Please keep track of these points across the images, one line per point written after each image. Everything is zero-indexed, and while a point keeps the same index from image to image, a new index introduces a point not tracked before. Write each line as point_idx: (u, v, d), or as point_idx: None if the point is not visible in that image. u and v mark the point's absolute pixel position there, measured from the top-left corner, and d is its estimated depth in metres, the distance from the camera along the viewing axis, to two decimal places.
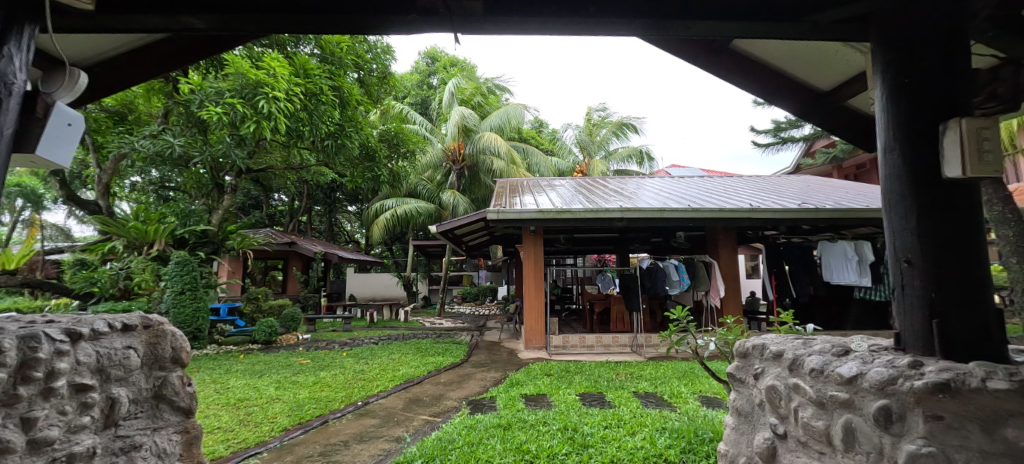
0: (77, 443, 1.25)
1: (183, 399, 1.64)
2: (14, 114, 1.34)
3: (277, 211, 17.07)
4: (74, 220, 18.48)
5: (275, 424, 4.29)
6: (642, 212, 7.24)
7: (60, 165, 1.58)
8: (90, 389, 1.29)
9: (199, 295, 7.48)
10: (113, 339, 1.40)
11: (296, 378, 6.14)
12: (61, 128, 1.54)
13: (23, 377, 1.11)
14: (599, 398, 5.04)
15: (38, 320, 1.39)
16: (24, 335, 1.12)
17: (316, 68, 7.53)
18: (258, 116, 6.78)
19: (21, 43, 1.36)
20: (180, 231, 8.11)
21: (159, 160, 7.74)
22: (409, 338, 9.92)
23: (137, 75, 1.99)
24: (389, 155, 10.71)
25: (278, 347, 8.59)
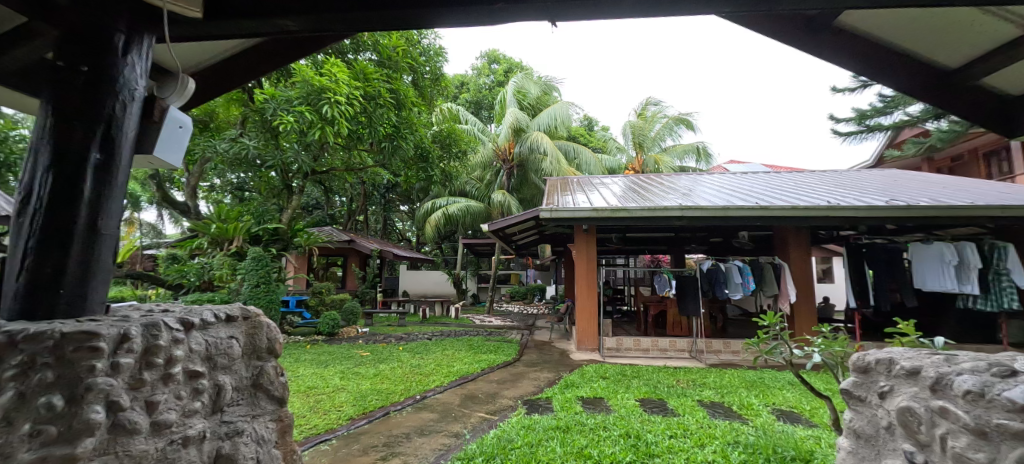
0: (190, 426, 1.31)
1: (277, 388, 1.69)
2: (136, 118, 1.44)
3: (337, 210, 18.08)
4: (167, 218, 20.77)
5: (341, 413, 4.49)
6: (704, 210, 6.81)
7: (171, 164, 1.70)
8: (200, 376, 1.36)
9: (271, 288, 8.03)
10: (219, 329, 1.48)
11: (358, 370, 6.42)
12: (174, 130, 1.66)
13: (147, 362, 1.20)
14: (660, 405, 4.80)
15: (157, 310, 1.50)
16: (147, 323, 1.22)
17: (374, 73, 7.85)
18: (323, 121, 7.15)
19: (141, 51, 1.46)
20: (255, 229, 8.76)
21: (237, 163, 8.40)
22: (461, 335, 10.10)
23: (231, 82, 2.12)
24: (442, 155, 10.95)
25: (340, 339, 9.06)
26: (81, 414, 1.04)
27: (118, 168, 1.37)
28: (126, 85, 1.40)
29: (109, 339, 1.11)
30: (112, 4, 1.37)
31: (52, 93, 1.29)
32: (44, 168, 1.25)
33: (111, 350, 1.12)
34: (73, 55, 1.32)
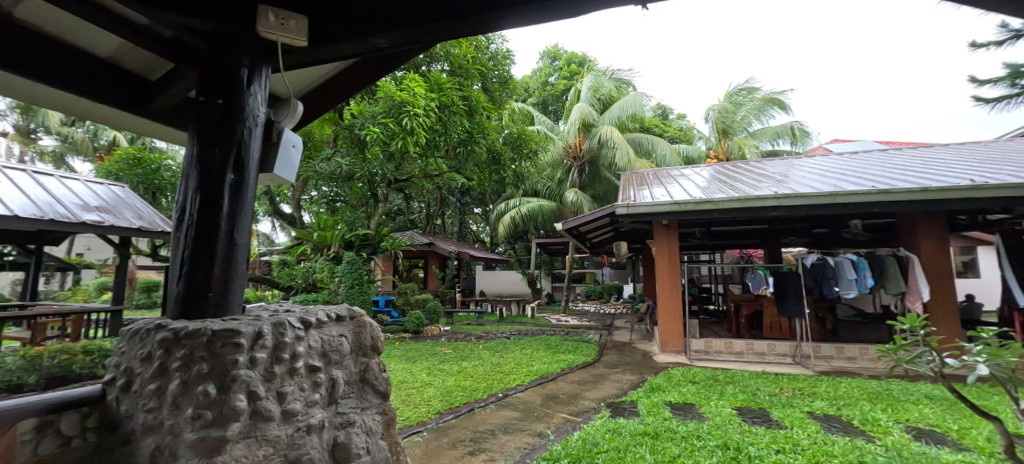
0: (312, 416, 1.44)
1: (381, 383, 1.79)
2: (259, 141, 1.62)
3: (417, 214, 19.22)
4: (278, 227, 23.72)
5: (430, 407, 4.73)
6: (807, 198, 6.06)
7: (286, 179, 1.90)
8: (319, 370, 1.50)
9: (364, 289, 8.75)
10: (331, 328, 1.63)
11: (443, 366, 6.73)
12: (288, 149, 1.86)
13: (277, 357, 1.35)
14: (762, 416, 4.36)
15: (282, 310, 1.69)
16: (275, 322, 1.38)
17: (447, 82, 8.19)
18: (403, 132, 7.63)
19: (260, 80, 1.65)
20: (348, 236, 9.61)
21: (331, 176, 9.27)
22: (538, 334, 10.13)
23: (331, 101, 2.33)
24: (513, 156, 11.09)
25: (424, 337, 9.58)
26: (228, 401, 1.19)
27: (247, 186, 1.56)
28: (250, 113, 1.58)
29: (247, 336, 1.28)
30: (237, 42, 1.56)
31: (197, 125, 1.51)
32: (193, 189, 1.46)
33: (249, 346, 1.28)
34: (211, 89, 1.53)
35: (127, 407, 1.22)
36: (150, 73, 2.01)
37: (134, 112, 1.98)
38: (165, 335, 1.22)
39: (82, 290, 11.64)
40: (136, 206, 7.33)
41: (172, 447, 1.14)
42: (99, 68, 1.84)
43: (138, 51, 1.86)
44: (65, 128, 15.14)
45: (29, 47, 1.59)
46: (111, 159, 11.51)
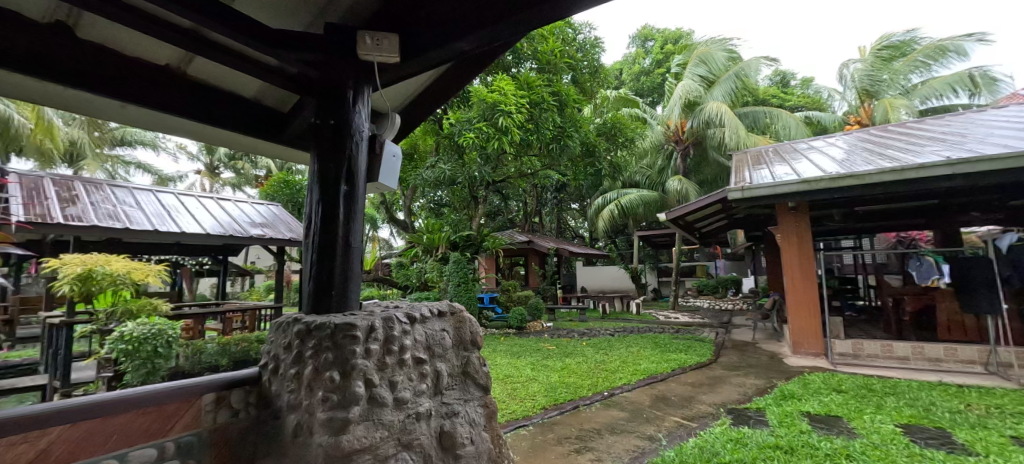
0: (420, 404, 1.53)
1: (482, 377, 1.84)
2: (364, 153, 1.79)
3: (515, 213, 19.74)
4: (395, 233, 26.44)
5: (535, 402, 4.80)
6: (998, 161, 4.69)
7: (390, 187, 2.06)
8: (424, 362, 1.60)
9: (469, 287, 9.26)
10: (434, 322, 1.73)
11: (546, 362, 6.80)
12: (390, 159, 2.00)
13: (387, 349, 1.48)
14: (939, 437, 3.51)
15: (392, 305, 1.85)
16: (385, 317, 1.51)
17: (536, 80, 8.27)
18: (498, 134, 7.89)
19: (364, 99, 1.83)
20: (453, 237, 10.27)
21: (436, 183, 10.00)
22: (645, 332, 9.61)
23: (426, 109, 2.48)
24: (608, 147, 10.70)
25: (528, 333, 9.78)
26: (350, 387, 1.34)
27: (357, 194, 1.73)
28: (355, 129, 1.76)
29: (362, 329, 1.43)
30: (343, 67, 1.75)
31: (316, 145, 1.73)
32: (317, 200, 1.67)
33: (365, 337, 1.43)
34: (326, 112, 1.75)
35: (275, 388, 1.44)
36: (283, 106, 2.38)
37: (273, 140, 2.39)
38: (300, 327, 1.42)
39: (256, 291, 14.42)
40: (287, 221, 8.81)
41: (308, 424, 1.32)
42: (249, 107, 2.26)
43: (274, 89, 2.21)
44: (238, 161, 18.91)
45: (200, 96, 2.04)
46: (269, 183, 14.02)
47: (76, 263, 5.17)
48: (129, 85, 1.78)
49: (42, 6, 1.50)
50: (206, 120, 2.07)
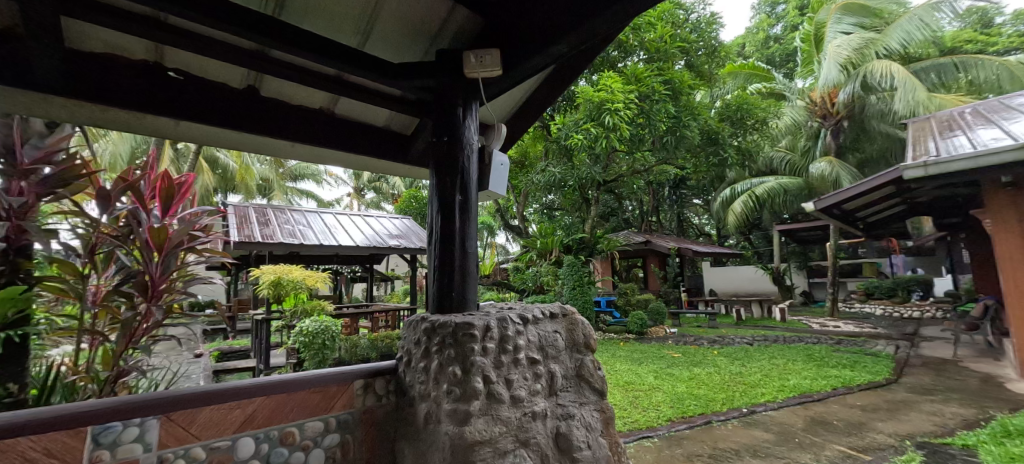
0: (535, 404, 1.56)
1: (597, 381, 1.79)
2: (475, 163, 1.92)
3: (630, 213, 18.91)
4: (511, 239, 27.59)
5: (660, 412, 4.49)
6: None
7: (500, 193, 2.15)
8: (538, 362, 1.63)
9: (585, 290, 9.15)
10: (546, 324, 1.76)
11: (671, 371, 6.32)
12: (498, 167, 2.07)
13: (503, 348, 1.55)
14: None
15: (507, 306, 1.93)
16: (500, 317, 1.59)
17: (646, 71, 7.87)
18: (606, 132, 7.70)
19: (472, 113, 1.97)
20: (566, 240, 10.26)
21: (546, 187, 10.18)
22: (794, 342, 8.26)
23: (530, 116, 2.55)
24: (734, 132, 9.58)
25: (649, 339, 9.24)
26: (470, 382, 1.44)
27: (470, 201, 1.86)
28: (466, 141, 1.90)
29: (479, 328, 1.52)
30: (453, 86, 1.91)
31: (434, 160, 1.91)
32: (436, 210, 1.84)
33: (482, 336, 1.52)
34: (440, 129, 1.91)
35: (408, 379, 1.62)
36: (406, 129, 2.63)
37: (400, 160, 2.64)
38: (427, 325, 1.58)
39: (396, 294, 16.46)
40: (418, 233, 9.87)
41: (436, 413, 1.45)
42: (379, 133, 2.55)
43: (400, 116, 2.50)
44: (378, 183, 21.92)
45: (341, 128, 2.38)
46: (403, 200, 15.93)
47: (272, 271, 6.56)
48: (294, 126, 2.19)
49: (239, 75, 1.99)
50: (346, 148, 2.39)
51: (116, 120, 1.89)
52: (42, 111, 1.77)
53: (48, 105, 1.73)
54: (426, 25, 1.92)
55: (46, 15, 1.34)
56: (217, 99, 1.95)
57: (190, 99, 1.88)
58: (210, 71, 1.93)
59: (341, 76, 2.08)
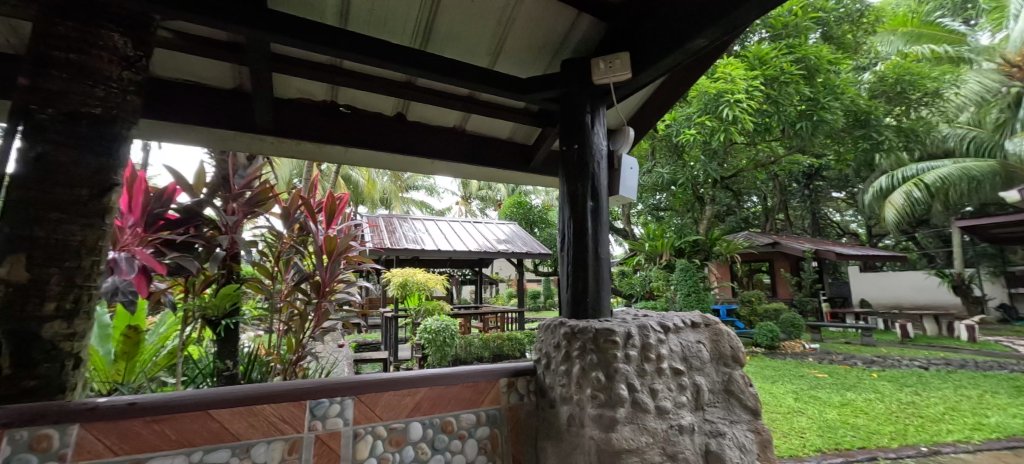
0: (682, 417, 1.49)
1: (749, 398, 1.64)
2: (604, 168, 1.92)
3: (751, 211, 16.95)
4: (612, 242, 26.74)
5: (806, 441, 3.91)
6: None
7: (630, 198, 2.09)
8: (682, 373, 1.56)
9: (701, 297, 8.31)
10: (688, 333, 1.67)
11: (815, 393, 5.46)
12: (628, 171, 2.03)
13: (645, 356, 1.51)
14: None
15: (640, 313, 1.88)
16: (640, 325, 1.57)
17: (771, 52, 7.05)
18: (724, 124, 7.05)
19: (599, 118, 1.96)
20: (679, 243, 9.27)
21: (654, 187, 9.65)
22: (992, 368, 6.52)
23: (654, 118, 2.42)
24: (891, 110, 8.00)
25: (783, 354, 8.12)
26: (614, 389, 1.43)
27: (600, 207, 1.86)
28: (595, 147, 1.91)
29: (621, 335, 1.51)
30: (582, 94, 1.93)
31: (564, 167, 1.95)
32: (567, 218, 1.87)
33: (623, 343, 1.51)
34: (569, 137, 1.94)
35: (548, 380, 1.67)
36: (528, 139, 2.70)
37: (523, 170, 2.72)
38: (566, 329, 1.61)
39: (501, 297, 17.10)
40: (523, 238, 10.11)
41: (579, 417, 1.47)
42: (503, 146, 2.67)
43: (524, 127, 2.57)
44: (483, 190, 23.08)
45: (471, 144, 2.56)
46: (505, 206, 16.39)
47: (400, 274, 7.29)
48: (433, 145, 2.43)
49: (391, 104, 2.26)
50: (476, 162, 2.55)
51: (305, 151, 2.25)
52: (253, 147, 2.18)
53: (256, 144, 2.15)
54: (553, 38, 1.99)
55: (263, 70, 1.70)
56: (374, 127, 2.27)
57: (354, 130, 2.23)
58: (369, 102, 2.23)
59: (473, 95, 2.26)
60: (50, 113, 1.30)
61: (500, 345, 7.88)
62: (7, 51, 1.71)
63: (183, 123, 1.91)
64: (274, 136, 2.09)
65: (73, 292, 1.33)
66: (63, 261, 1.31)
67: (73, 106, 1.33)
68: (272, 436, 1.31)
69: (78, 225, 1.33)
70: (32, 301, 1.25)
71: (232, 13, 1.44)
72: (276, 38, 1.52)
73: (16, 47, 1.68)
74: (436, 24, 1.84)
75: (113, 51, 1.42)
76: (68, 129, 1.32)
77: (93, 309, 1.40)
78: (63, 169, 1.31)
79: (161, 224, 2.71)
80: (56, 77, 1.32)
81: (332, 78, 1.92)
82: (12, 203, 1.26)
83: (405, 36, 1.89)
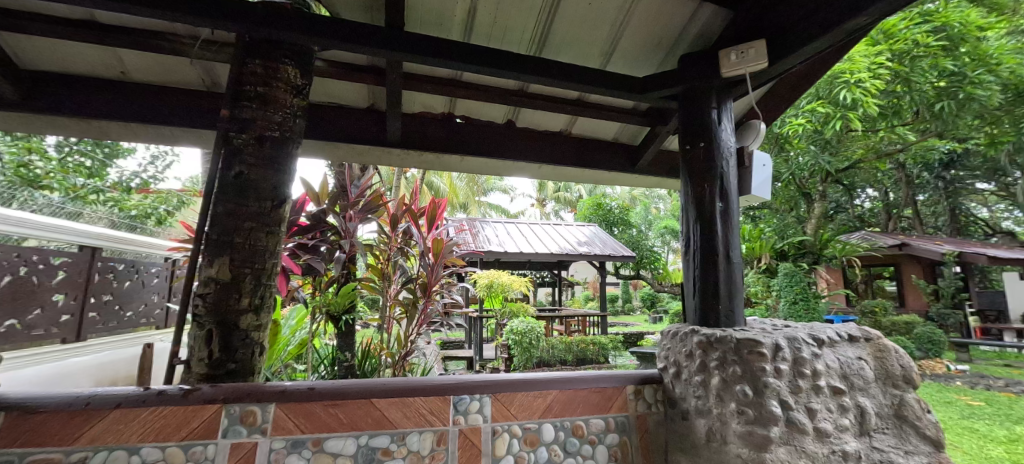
0: (846, 442, 1.32)
1: (929, 427, 1.41)
2: (733, 168, 1.80)
3: (868, 209, 14.77)
4: None
5: None
6: None
7: (762, 197, 1.93)
8: (843, 393, 1.39)
9: (812, 307, 6.85)
10: (845, 348, 1.50)
11: (973, 425, 4.53)
12: (760, 168, 1.89)
13: (798, 372, 1.38)
14: None
15: (779, 323, 1.73)
16: (789, 337, 1.44)
17: (900, 24, 6.19)
18: (841, 109, 6.29)
19: (726, 113, 1.84)
20: (780, 245, 7.97)
21: None
22: None
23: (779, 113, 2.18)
24: None
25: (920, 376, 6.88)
26: (764, 405, 1.33)
27: (730, 209, 1.75)
28: (723, 145, 1.80)
29: (768, 347, 1.39)
30: (707, 89, 1.83)
31: (686, 167, 1.85)
32: (692, 220, 1.78)
33: (771, 356, 1.39)
34: (692, 134, 1.84)
35: (680, 390, 1.60)
36: (633, 139, 2.64)
37: (629, 171, 2.64)
38: (700, 338, 1.53)
39: (577, 300, 16.84)
40: (605, 240, 9.83)
41: (722, 432, 1.38)
42: (608, 147, 2.63)
43: (630, 127, 2.52)
44: (559, 192, 22.91)
45: (577, 147, 2.56)
46: (584, 208, 16.58)
47: (487, 274, 7.42)
48: (540, 150, 2.46)
49: (503, 112, 2.35)
50: (582, 165, 2.54)
51: (426, 162, 2.41)
52: (380, 159, 2.38)
53: (382, 157, 2.35)
54: (671, 33, 1.90)
55: (398, 88, 1.85)
56: (485, 136, 2.37)
57: (469, 139, 2.34)
58: (481, 111, 2.34)
59: (582, 97, 2.25)
60: (244, 138, 1.54)
61: (583, 350, 7.74)
62: (202, 87, 2.02)
63: (327, 141, 2.15)
64: (400, 148, 2.27)
65: (260, 290, 1.55)
66: (254, 263, 1.53)
67: (260, 131, 1.57)
68: (423, 427, 1.42)
69: (263, 232, 1.55)
70: (232, 296, 1.48)
71: (379, 39, 1.58)
72: (414, 58, 1.64)
73: (206, 84, 2.01)
74: (553, 30, 1.87)
75: (286, 81, 1.64)
76: (257, 150, 1.55)
77: (272, 305, 1.62)
78: (253, 185, 1.54)
79: (294, 230, 3.24)
80: (248, 108, 1.56)
81: (454, 91, 2.05)
82: (219, 214, 1.50)
83: (521, 45, 1.95)
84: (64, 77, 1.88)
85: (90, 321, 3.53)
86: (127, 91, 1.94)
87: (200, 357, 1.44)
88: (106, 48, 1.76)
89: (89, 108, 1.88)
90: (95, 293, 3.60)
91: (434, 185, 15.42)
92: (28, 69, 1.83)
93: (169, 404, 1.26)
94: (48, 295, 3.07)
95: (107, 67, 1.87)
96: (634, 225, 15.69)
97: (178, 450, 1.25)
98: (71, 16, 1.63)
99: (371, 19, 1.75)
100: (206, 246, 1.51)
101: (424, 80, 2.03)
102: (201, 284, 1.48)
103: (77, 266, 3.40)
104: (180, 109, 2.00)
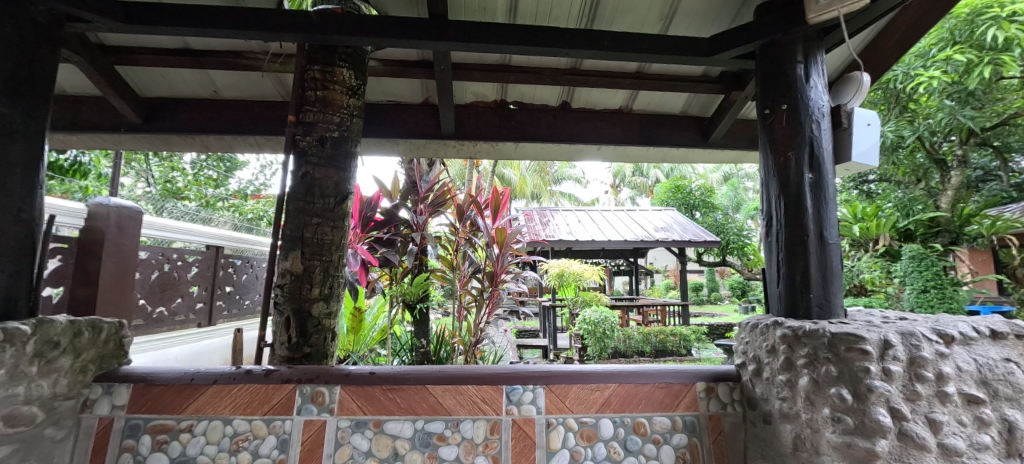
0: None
1: None
2: (826, 133, 1.52)
3: None
4: None
5: None
6: None
7: (868, 164, 1.61)
8: (983, 404, 1.11)
9: (949, 295, 5.61)
10: (986, 347, 1.20)
11: None
12: (863, 128, 1.59)
13: (917, 375, 1.13)
14: None
15: (891, 315, 1.44)
16: (904, 332, 1.18)
17: None
18: (987, 53, 5.20)
19: (816, 67, 1.55)
20: (904, 223, 6.73)
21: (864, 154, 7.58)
22: None
23: (879, 67, 1.84)
24: None
25: None
26: (869, 412, 1.10)
27: (822, 182, 1.48)
28: (814, 107, 1.52)
29: (874, 344, 1.15)
30: (790, 41, 1.55)
31: (767, 138, 1.58)
32: (775, 197, 1.53)
33: (878, 355, 1.15)
34: (773, 96, 1.56)
35: (761, 391, 1.41)
36: (705, 111, 2.39)
37: (702, 146, 2.39)
38: (785, 332, 1.33)
39: (657, 289, 16.03)
40: (685, 226, 9.14)
41: (813, 441, 1.18)
42: (676, 122, 2.41)
43: (700, 96, 2.28)
44: (633, 178, 21.85)
45: (640, 124, 2.37)
46: (661, 191, 15.69)
47: (557, 264, 7.30)
48: (598, 129, 2.33)
49: (556, 93, 2.26)
50: (646, 143, 2.35)
51: (482, 151, 2.41)
52: (439, 152, 2.43)
53: (440, 149, 2.40)
54: None
55: (447, 79, 1.85)
56: (541, 120, 2.30)
57: (523, 125, 2.29)
58: (534, 94, 2.28)
59: (642, 69, 2.07)
60: (308, 140, 1.66)
61: (662, 341, 7.36)
62: (278, 98, 2.24)
63: (389, 137, 2.25)
64: (456, 139, 2.29)
65: (329, 280, 1.66)
66: (322, 256, 1.64)
67: (321, 133, 1.67)
68: (477, 415, 1.44)
69: (328, 227, 1.66)
70: (305, 287, 1.61)
71: (425, 29, 1.56)
72: (459, 46, 1.61)
73: (282, 94, 2.21)
74: None
75: (342, 83, 1.74)
76: (321, 151, 1.66)
77: (341, 294, 1.74)
78: (318, 184, 1.65)
79: (371, 225, 3.35)
80: (310, 112, 1.68)
81: (504, 75, 2.02)
82: (290, 213, 1.63)
83: (570, 19, 1.83)
84: (175, 100, 2.19)
85: (218, 308, 4.15)
86: (219, 107, 2.21)
87: (281, 341, 1.60)
88: (200, 71, 2.02)
89: (193, 125, 2.17)
90: (220, 284, 4.21)
91: (505, 177, 15.58)
92: (147, 97, 2.17)
93: (253, 383, 1.43)
94: (186, 287, 3.65)
95: (203, 88, 2.15)
96: (719, 208, 14.42)
97: (261, 423, 1.40)
98: (173, 46, 1.88)
99: (417, 12, 1.78)
100: (283, 242, 1.65)
101: (474, 68, 2.02)
102: (279, 276, 1.63)
103: (207, 261, 3.96)
104: (263, 119, 2.22)
